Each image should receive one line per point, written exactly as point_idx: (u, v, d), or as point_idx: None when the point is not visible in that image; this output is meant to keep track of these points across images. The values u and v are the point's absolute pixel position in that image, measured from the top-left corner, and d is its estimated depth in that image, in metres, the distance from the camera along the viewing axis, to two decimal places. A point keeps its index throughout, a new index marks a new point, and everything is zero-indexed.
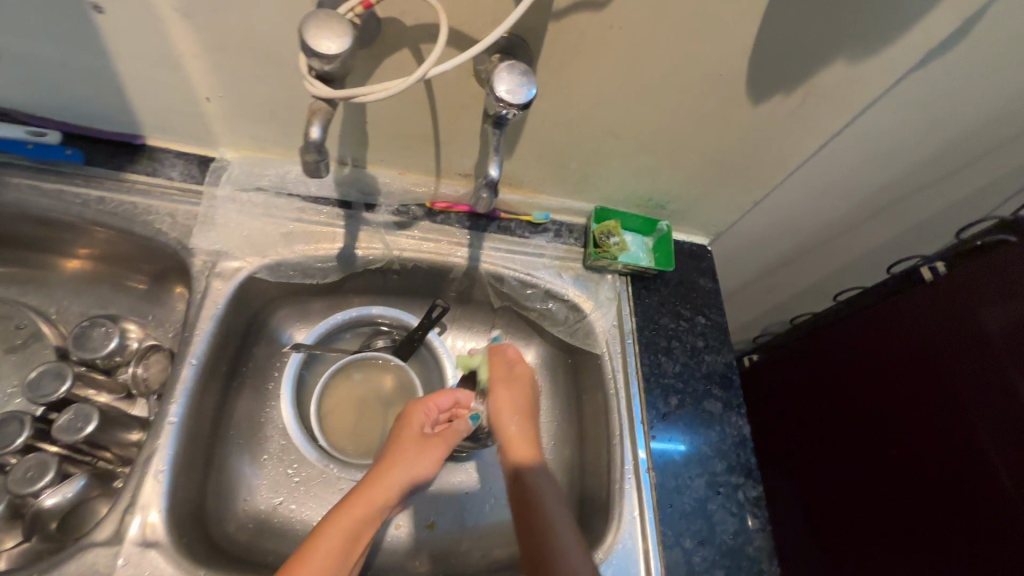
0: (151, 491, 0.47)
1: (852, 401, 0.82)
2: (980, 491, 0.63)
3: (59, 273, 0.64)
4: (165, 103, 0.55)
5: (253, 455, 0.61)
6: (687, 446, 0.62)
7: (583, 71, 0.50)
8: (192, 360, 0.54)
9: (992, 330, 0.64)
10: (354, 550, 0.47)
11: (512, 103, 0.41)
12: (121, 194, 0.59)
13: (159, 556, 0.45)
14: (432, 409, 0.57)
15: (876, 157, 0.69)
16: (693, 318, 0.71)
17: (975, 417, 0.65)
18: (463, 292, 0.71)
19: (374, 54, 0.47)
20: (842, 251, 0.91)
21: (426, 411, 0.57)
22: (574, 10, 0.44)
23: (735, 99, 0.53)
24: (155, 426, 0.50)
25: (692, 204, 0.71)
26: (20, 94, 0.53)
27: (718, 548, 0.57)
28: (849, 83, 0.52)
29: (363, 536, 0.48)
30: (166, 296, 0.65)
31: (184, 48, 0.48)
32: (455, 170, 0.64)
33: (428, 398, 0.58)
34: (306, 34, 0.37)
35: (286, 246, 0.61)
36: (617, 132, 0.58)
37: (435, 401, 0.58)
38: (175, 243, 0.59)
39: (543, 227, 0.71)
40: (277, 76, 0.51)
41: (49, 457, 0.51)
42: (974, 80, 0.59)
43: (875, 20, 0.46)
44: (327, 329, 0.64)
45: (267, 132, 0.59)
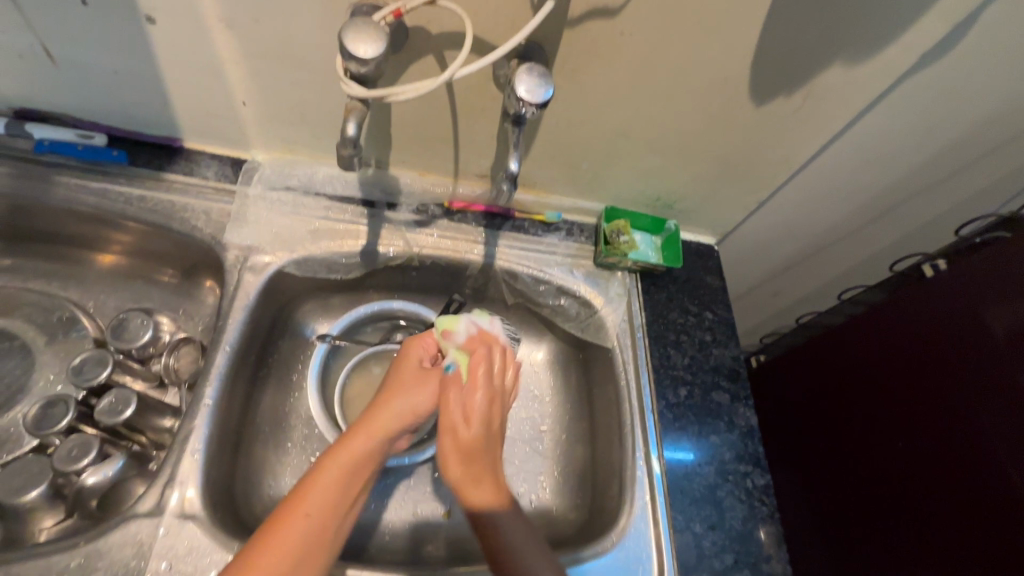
0: (189, 468, 0.50)
1: (858, 398, 0.84)
2: (986, 483, 0.64)
3: (98, 268, 0.68)
4: (205, 108, 0.59)
5: (278, 442, 0.63)
6: (697, 435, 0.64)
7: (596, 74, 0.53)
8: (226, 347, 0.57)
9: (992, 323, 0.66)
10: (359, 482, 0.47)
11: (532, 102, 0.45)
12: (160, 192, 0.62)
13: (196, 528, 0.47)
14: (431, 344, 0.57)
15: (876, 159, 0.72)
16: (701, 313, 0.73)
17: (979, 409, 0.66)
18: (478, 289, 0.74)
19: (401, 60, 0.51)
20: (846, 253, 0.93)
21: (423, 346, 0.56)
22: (588, 17, 0.47)
23: (738, 101, 0.57)
24: (191, 408, 0.53)
25: (698, 204, 0.74)
26: (74, 98, 0.57)
27: (727, 533, 0.59)
28: (847, 85, 0.55)
29: (367, 467, 0.47)
30: (197, 290, 0.69)
31: (227, 56, 0.52)
32: (472, 171, 0.67)
33: (427, 333, 0.57)
34: (345, 39, 0.41)
35: (313, 242, 0.65)
36: (627, 133, 0.61)
37: (435, 335, 0.57)
38: (209, 238, 0.62)
39: (555, 226, 0.74)
40: (311, 81, 0.55)
41: (91, 438, 0.55)
42: (967, 84, 0.62)
43: (869, 26, 0.49)
44: (350, 321, 0.67)
45: (297, 135, 0.63)
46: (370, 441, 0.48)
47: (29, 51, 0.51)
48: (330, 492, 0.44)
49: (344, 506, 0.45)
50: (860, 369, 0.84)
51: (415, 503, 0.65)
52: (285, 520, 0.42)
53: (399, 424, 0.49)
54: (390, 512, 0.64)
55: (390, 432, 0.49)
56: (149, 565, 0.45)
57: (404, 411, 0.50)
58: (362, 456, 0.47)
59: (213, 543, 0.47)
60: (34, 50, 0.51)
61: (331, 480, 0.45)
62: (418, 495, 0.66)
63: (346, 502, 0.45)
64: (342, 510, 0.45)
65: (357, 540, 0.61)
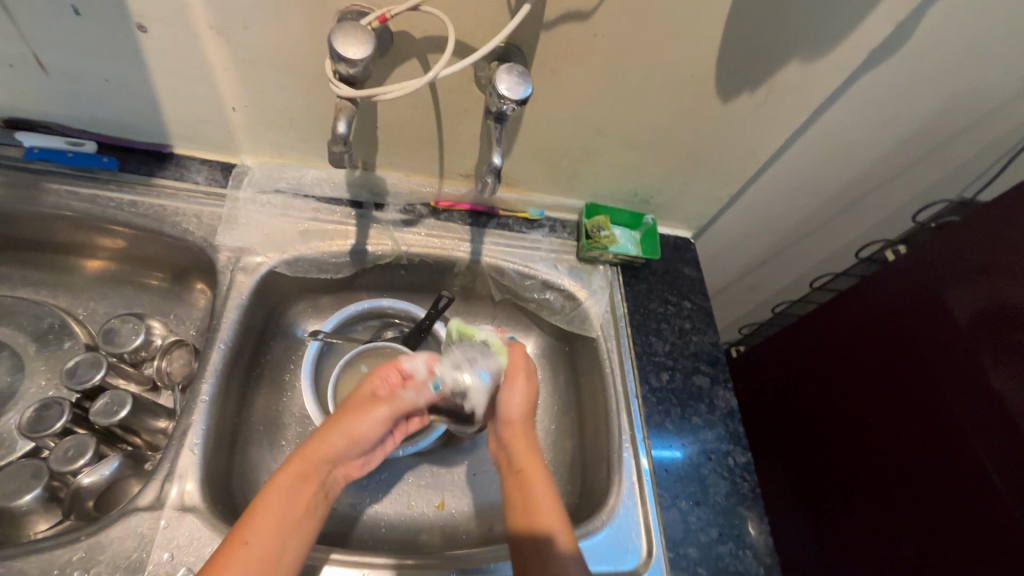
0: (188, 462, 0.51)
1: (834, 381, 0.87)
2: (950, 453, 0.68)
3: (87, 274, 0.68)
4: (195, 114, 0.61)
5: (272, 440, 0.65)
6: (680, 417, 0.67)
7: (572, 74, 0.56)
8: (221, 344, 0.59)
9: (949, 300, 0.70)
10: (297, 510, 0.48)
11: (512, 99, 0.47)
12: (152, 198, 0.64)
13: (196, 520, 0.48)
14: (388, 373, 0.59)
15: (838, 152, 0.77)
16: (680, 303, 0.76)
17: (941, 384, 0.70)
18: (466, 286, 0.76)
19: (387, 63, 0.54)
20: (816, 245, 0.97)
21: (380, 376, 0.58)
22: (562, 21, 0.51)
23: (705, 97, 0.60)
24: (188, 405, 0.54)
25: (674, 198, 0.77)
26: (65, 106, 0.59)
27: (712, 508, 0.62)
28: (806, 81, 0.59)
29: (305, 489, 0.49)
30: (188, 294, 0.70)
31: (216, 62, 0.54)
32: (456, 171, 0.70)
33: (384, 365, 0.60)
34: (334, 42, 0.43)
35: (303, 243, 0.66)
36: (603, 131, 0.64)
37: (393, 367, 0.59)
38: (201, 241, 0.63)
39: (539, 223, 0.77)
40: (300, 86, 0.57)
41: (87, 439, 0.55)
42: (916, 79, 0.66)
43: (820, 25, 0.53)
44: (343, 319, 0.69)
45: (286, 139, 0.64)
46: (305, 468, 0.50)
47: (20, 61, 0.53)
48: (269, 522, 0.46)
49: (287, 534, 0.46)
50: (833, 352, 0.88)
51: (410, 496, 0.67)
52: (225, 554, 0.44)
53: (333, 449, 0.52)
54: (385, 505, 0.65)
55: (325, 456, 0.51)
56: (151, 556, 0.46)
57: (340, 438, 0.52)
58: (295, 481, 0.49)
59: (213, 534, 0.48)
60: (25, 59, 0.53)
61: (269, 508, 0.46)
62: (412, 488, 0.67)
63: (287, 528, 0.46)
64: (283, 538, 0.46)
65: (353, 532, 0.62)
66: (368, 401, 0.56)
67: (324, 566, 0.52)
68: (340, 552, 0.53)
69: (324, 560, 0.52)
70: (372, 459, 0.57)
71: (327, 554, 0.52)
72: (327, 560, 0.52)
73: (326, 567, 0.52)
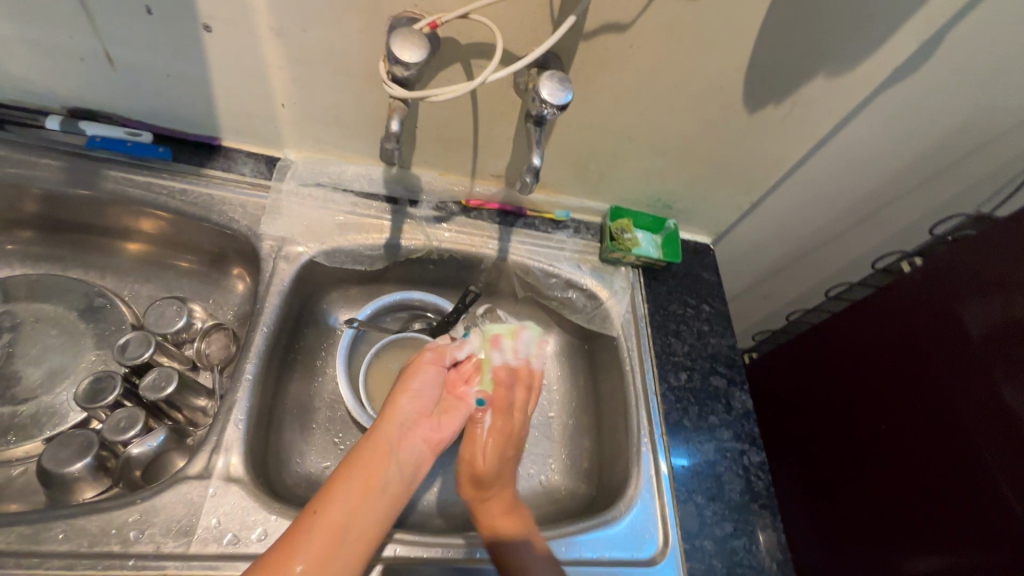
0: (232, 436, 0.54)
1: (847, 389, 0.89)
2: (961, 461, 0.70)
3: (132, 258, 0.72)
4: (247, 109, 0.64)
5: (304, 423, 0.67)
6: (697, 416, 0.69)
7: (608, 81, 0.59)
8: (263, 327, 0.62)
9: (964, 311, 0.72)
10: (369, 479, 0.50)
11: (553, 104, 0.50)
12: (201, 187, 0.67)
13: (240, 490, 0.51)
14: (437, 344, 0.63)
15: (858, 165, 0.79)
16: (699, 306, 0.79)
17: (953, 393, 0.72)
18: (491, 282, 0.79)
19: (433, 67, 0.57)
20: (832, 256, 0.99)
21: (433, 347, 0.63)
22: (602, 31, 0.54)
23: (734, 108, 0.63)
24: (233, 382, 0.57)
25: (696, 204, 0.80)
26: (127, 99, 0.62)
27: (727, 503, 0.64)
28: (831, 95, 0.61)
29: (374, 464, 0.51)
30: (227, 281, 0.73)
31: (272, 61, 0.57)
32: (488, 172, 0.73)
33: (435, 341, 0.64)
34: (392, 45, 0.46)
35: (340, 234, 0.70)
36: (633, 137, 0.67)
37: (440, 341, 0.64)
38: (245, 229, 0.67)
39: (564, 224, 0.80)
40: (348, 86, 0.60)
41: (137, 412, 0.59)
42: (938, 96, 0.68)
43: (848, 42, 0.56)
44: (375, 309, 0.72)
45: (329, 136, 0.68)
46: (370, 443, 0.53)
47: (92, 55, 0.56)
48: (342, 495, 0.48)
49: (360, 500, 0.49)
50: (846, 360, 0.90)
51: (433, 483, 0.69)
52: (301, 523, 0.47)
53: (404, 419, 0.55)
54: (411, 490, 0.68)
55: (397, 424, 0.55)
56: (199, 521, 0.48)
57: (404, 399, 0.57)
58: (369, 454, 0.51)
59: (257, 505, 0.51)
60: (97, 54, 0.56)
61: (343, 482, 0.49)
62: (435, 475, 0.69)
63: (358, 501, 0.49)
64: (351, 508, 0.48)
65: None
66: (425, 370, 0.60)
67: (387, 544, 0.54)
68: (402, 533, 0.55)
69: (388, 539, 0.54)
70: (450, 421, 0.59)
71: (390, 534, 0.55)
72: (391, 539, 0.54)
73: (389, 545, 0.54)
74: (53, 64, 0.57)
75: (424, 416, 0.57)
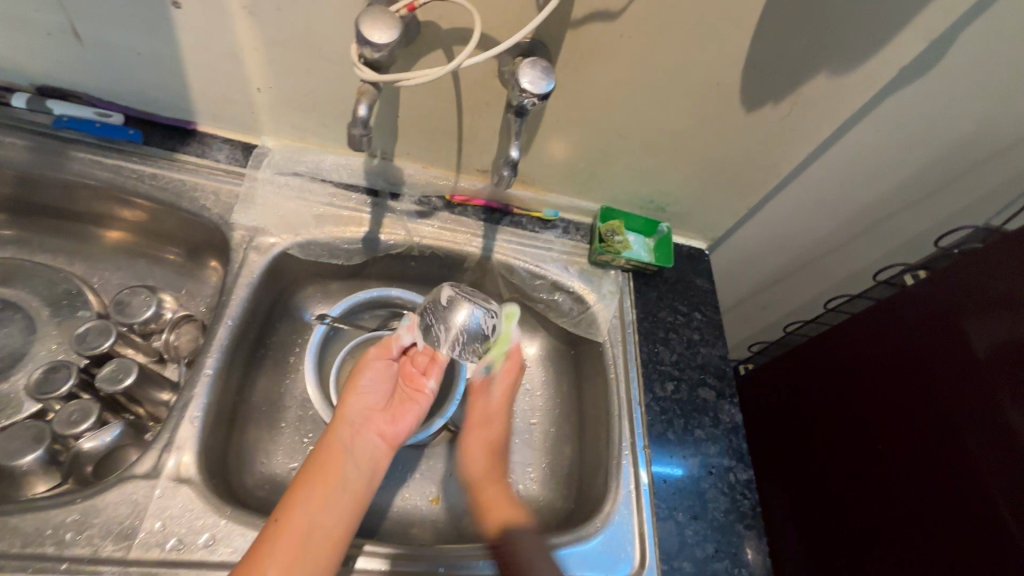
0: (186, 435, 0.51)
1: (844, 405, 0.85)
2: (961, 486, 0.66)
3: (103, 244, 0.69)
4: (222, 92, 0.62)
5: (272, 421, 0.65)
6: (682, 429, 0.66)
7: (597, 72, 0.56)
8: (228, 321, 0.59)
9: (970, 328, 0.68)
10: (326, 477, 0.50)
11: (534, 93, 0.47)
12: (173, 172, 0.65)
13: (190, 491, 0.48)
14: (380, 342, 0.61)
15: (861, 171, 0.75)
16: (690, 313, 0.75)
17: (953, 414, 0.68)
18: (475, 282, 0.76)
19: (412, 52, 0.54)
20: (834, 267, 0.96)
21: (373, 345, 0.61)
22: (589, 19, 0.51)
23: (730, 106, 0.60)
24: (192, 378, 0.55)
25: (691, 207, 0.76)
26: (97, 78, 0.60)
27: (710, 523, 0.61)
28: (833, 96, 0.58)
29: (327, 463, 0.51)
30: (201, 271, 0.71)
31: (245, 42, 0.55)
32: (473, 166, 0.70)
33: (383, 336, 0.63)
34: (361, 25, 0.43)
35: (316, 227, 0.67)
36: (624, 133, 0.64)
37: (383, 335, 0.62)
38: (217, 218, 0.64)
39: (552, 224, 0.77)
40: (324, 71, 0.57)
41: (91, 404, 0.56)
42: (947, 101, 0.65)
43: (851, 39, 0.53)
44: (351, 305, 0.69)
45: (307, 123, 0.65)
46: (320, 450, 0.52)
47: (57, 31, 0.54)
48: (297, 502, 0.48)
49: (318, 498, 0.49)
50: (844, 375, 0.86)
51: (404, 488, 0.66)
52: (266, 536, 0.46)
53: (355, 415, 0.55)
54: (380, 495, 0.65)
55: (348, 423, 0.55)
56: (143, 525, 0.46)
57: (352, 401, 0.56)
58: (322, 457, 0.51)
59: (206, 508, 0.48)
60: (62, 29, 0.54)
61: (298, 487, 0.49)
62: (408, 479, 0.67)
63: (319, 501, 0.49)
64: (310, 506, 0.48)
65: None
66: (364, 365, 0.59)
67: (358, 556, 0.52)
68: (374, 545, 0.53)
69: (358, 551, 0.52)
70: (406, 416, 0.59)
71: (358, 546, 0.52)
72: (362, 551, 0.52)
73: (358, 558, 0.51)
74: (18, 39, 0.55)
75: (375, 414, 0.57)
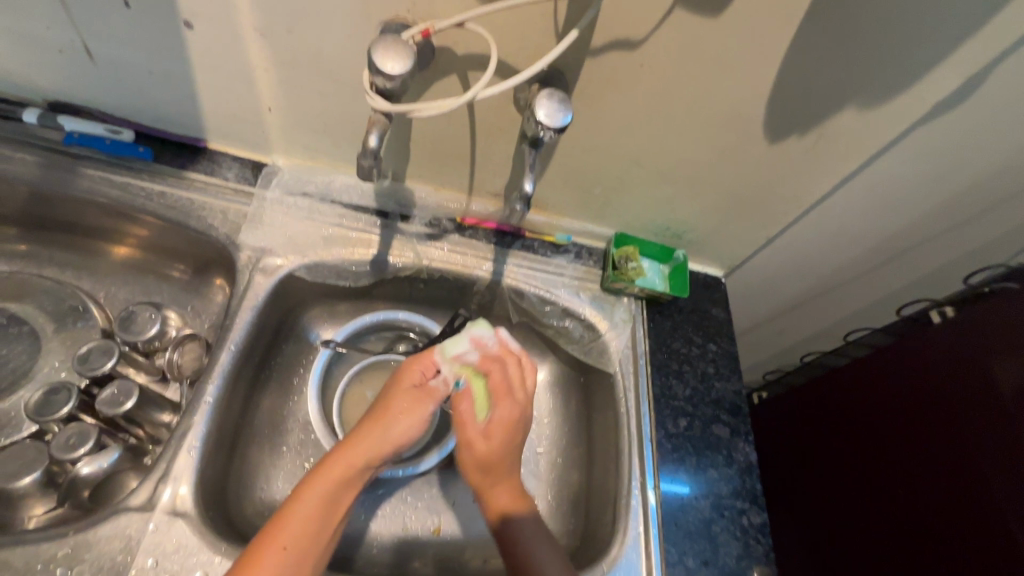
0: (183, 465, 0.50)
1: (863, 442, 0.82)
2: (988, 536, 0.63)
3: (110, 259, 0.69)
4: (233, 112, 0.61)
5: (273, 446, 0.63)
6: (694, 468, 0.63)
7: (615, 101, 0.54)
8: (231, 345, 0.58)
9: (998, 369, 0.65)
10: (336, 510, 0.48)
11: (550, 126, 0.46)
12: (181, 190, 0.64)
13: (185, 526, 0.47)
14: (428, 367, 0.57)
15: (886, 202, 0.73)
16: (705, 345, 0.73)
17: (980, 460, 0.65)
18: (484, 305, 0.74)
19: (426, 77, 0.53)
20: (853, 296, 0.93)
21: (420, 369, 0.57)
22: (609, 48, 0.49)
23: (753, 137, 0.58)
24: (191, 404, 0.53)
25: (708, 235, 0.74)
26: (109, 96, 0.60)
27: (720, 570, 0.58)
28: (861, 130, 0.56)
29: (342, 499, 0.48)
30: (207, 288, 0.70)
31: (257, 64, 0.54)
32: (485, 189, 0.68)
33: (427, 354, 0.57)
34: (374, 55, 0.42)
35: (324, 248, 0.66)
36: (641, 162, 0.62)
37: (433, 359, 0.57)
38: (224, 238, 0.63)
39: (564, 248, 0.75)
40: (335, 93, 0.56)
41: (90, 427, 0.55)
42: (981, 135, 0.62)
43: (884, 74, 0.50)
44: (356, 328, 0.68)
45: (319, 143, 0.64)
46: (344, 473, 0.49)
47: (70, 49, 0.53)
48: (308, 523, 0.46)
49: (322, 537, 0.46)
50: (862, 411, 0.83)
51: (406, 517, 0.64)
52: (259, 557, 0.43)
53: (379, 452, 0.51)
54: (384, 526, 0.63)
55: (370, 460, 0.50)
56: (134, 560, 0.45)
57: (383, 439, 0.51)
58: (339, 488, 0.48)
59: (201, 543, 0.47)
60: (75, 47, 0.53)
61: (304, 515, 0.46)
62: (410, 508, 0.65)
63: (322, 536, 0.46)
64: (310, 540, 0.45)
65: (344, 550, 0.60)
66: (409, 396, 0.54)
67: None
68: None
69: None
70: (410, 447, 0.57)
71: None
72: None
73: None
74: (31, 56, 0.54)
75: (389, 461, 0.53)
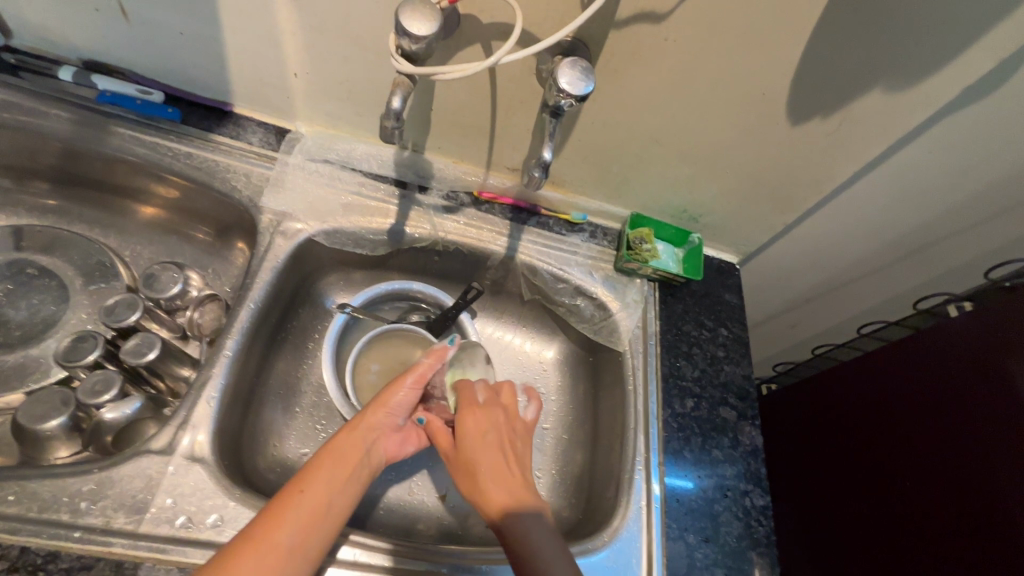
0: (201, 414, 0.53)
1: (873, 435, 0.82)
2: (995, 531, 0.62)
3: (136, 218, 0.71)
4: (259, 76, 0.62)
5: (287, 405, 0.65)
6: (699, 448, 0.64)
7: (635, 76, 0.54)
8: (250, 303, 0.60)
9: (1013, 364, 0.64)
10: (347, 466, 0.49)
11: (571, 94, 0.46)
12: (206, 152, 0.65)
13: (202, 471, 0.49)
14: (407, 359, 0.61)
15: (909, 192, 0.72)
16: (716, 329, 0.73)
17: (990, 454, 0.64)
18: (497, 281, 0.75)
19: (450, 44, 0.53)
20: (869, 291, 0.92)
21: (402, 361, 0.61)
22: (634, 21, 0.49)
23: (775, 117, 0.57)
24: (211, 356, 0.55)
25: (725, 219, 0.74)
26: (141, 56, 0.61)
27: (720, 548, 0.59)
28: (887, 113, 0.55)
29: (352, 455, 0.50)
30: (228, 251, 0.72)
31: (284, 27, 0.54)
32: (503, 164, 0.69)
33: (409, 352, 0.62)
34: (401, 15, 0.43)
35: (344, 215, 0.67)
36: (660, 140, 0.62)
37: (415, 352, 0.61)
38: (247, 200, 0.65)
39: (579, 227, 0.75)
40: (360, 60, 0.57)
41: (114, 375, 0.57)
42: (1012, 124, 0.61)
43: (913, 54, 0.49)
44: (373, 296, 0.69)
45: (342, 111, 0.65)
46: (349, 438, 0.51)
47: (105, 7, 0.55)
48: (327, 477, 0.47)
49: (337, 484, 0.48)
50: (873, 405, 0.83)
51: (412, 483, 0.66)
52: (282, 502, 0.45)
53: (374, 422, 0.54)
54: (391, 488, 0.64)
55: (372, 428, 0.53)
56: (154, 500, 0.47)
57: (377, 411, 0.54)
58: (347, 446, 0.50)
59: (217, 488, 0.49)
60: (110, 7, 0.54)
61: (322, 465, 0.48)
62: (416, 475, 0.66)
63: (337, 484, 0.48)
64: (325, 484, 0.47)
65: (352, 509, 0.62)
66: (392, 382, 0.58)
67: (343, 545, 0.51)
68: (359, 534, 0.53)
69: (343, 540, 0.52)
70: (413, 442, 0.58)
71: (348, 535, 0.52)
72: (348, 540, 0.52)
73: (345, 548, 0.51)
74: (66, 12, 0.56)
75: (393, 426, 0.56)
